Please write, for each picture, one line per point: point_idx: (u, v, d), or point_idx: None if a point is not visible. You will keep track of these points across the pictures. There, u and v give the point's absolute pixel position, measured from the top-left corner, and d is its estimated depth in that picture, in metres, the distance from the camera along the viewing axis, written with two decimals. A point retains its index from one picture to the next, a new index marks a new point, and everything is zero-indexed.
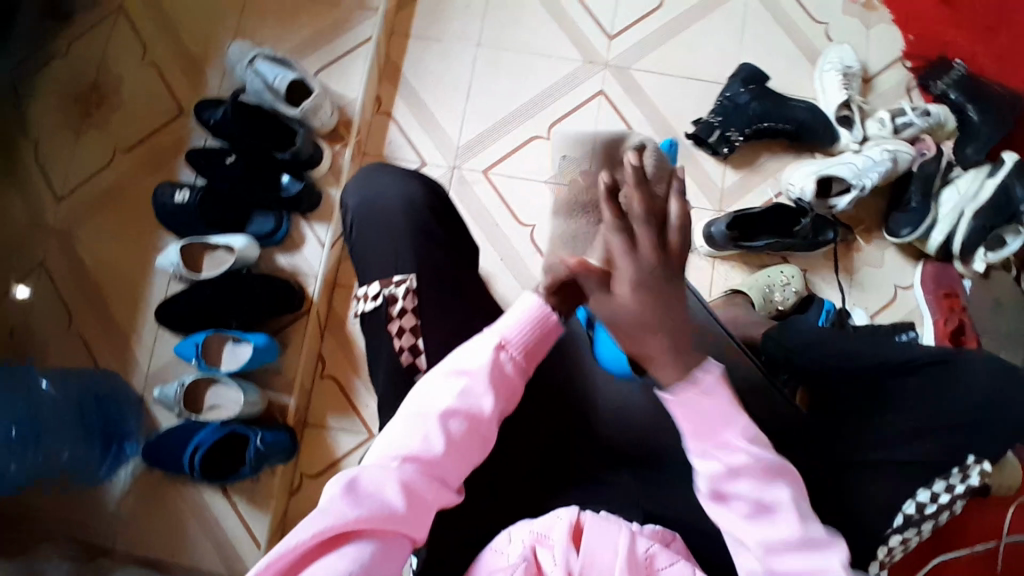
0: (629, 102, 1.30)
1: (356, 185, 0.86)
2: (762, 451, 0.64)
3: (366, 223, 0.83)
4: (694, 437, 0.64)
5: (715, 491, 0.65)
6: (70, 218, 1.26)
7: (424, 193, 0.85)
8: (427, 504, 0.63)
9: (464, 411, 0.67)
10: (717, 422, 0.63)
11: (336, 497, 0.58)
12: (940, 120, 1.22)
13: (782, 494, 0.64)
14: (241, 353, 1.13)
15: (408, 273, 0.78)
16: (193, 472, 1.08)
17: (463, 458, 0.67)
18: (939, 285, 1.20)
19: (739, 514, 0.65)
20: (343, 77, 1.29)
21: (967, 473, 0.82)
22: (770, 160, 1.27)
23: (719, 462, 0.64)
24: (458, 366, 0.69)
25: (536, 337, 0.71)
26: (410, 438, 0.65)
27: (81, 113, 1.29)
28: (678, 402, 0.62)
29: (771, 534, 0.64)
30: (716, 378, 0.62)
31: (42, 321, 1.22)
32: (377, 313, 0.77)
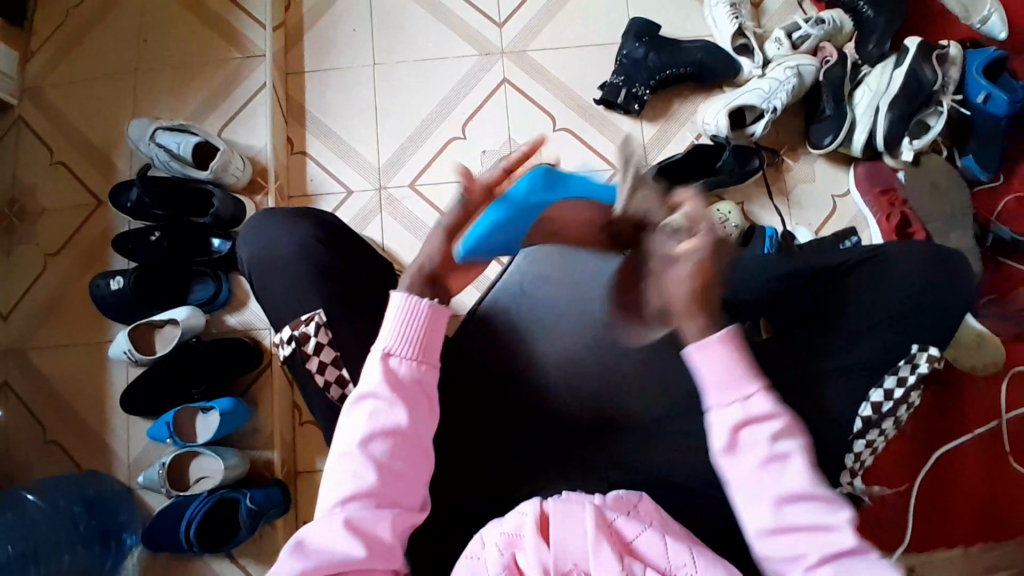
0: (534, 83, 1.31)
1: (248, 241, 0.91)
2: (771, 403, 0.66)
3: (270, 274, 0.88)
4: (714, 387, 0.67)
5: (732, 436, 0.65)
6: (20, 333, 1.25)
7: (314, 231, 0.90)
8: (382, 536, 0.63)
9: (382, 432, 0.67)
10: (736, 373, 0.66)
11: (287, 558, 0.61)
12: (836, 25, 1.23)
13: (794, 449, 0.65)
14: (212, 421, 1.12)
15: (315, 310, 0.84)
16: (193, 548, 1.07)
17: (401, 476, 0.66)
18: (875, 184, 1.20)
19: (756, 463, 0.64)
20: (249, 129, 1.29)
21: (915, 362, 0.83)
22: (681, 105, 1.28)
23: (735, 408, 0.66)
24: (360, 392, 0.69)
25: (420, 333, 0.70)
26: (343, 479, 0.65)
27: (7, 229, 1.29)
28: (703, 349, 0.67)
29: (784, 486, 0.64)
30: (728, 334, 0.68)
31: (17, 440, 1.21)
32: (294, 357, 0.83)
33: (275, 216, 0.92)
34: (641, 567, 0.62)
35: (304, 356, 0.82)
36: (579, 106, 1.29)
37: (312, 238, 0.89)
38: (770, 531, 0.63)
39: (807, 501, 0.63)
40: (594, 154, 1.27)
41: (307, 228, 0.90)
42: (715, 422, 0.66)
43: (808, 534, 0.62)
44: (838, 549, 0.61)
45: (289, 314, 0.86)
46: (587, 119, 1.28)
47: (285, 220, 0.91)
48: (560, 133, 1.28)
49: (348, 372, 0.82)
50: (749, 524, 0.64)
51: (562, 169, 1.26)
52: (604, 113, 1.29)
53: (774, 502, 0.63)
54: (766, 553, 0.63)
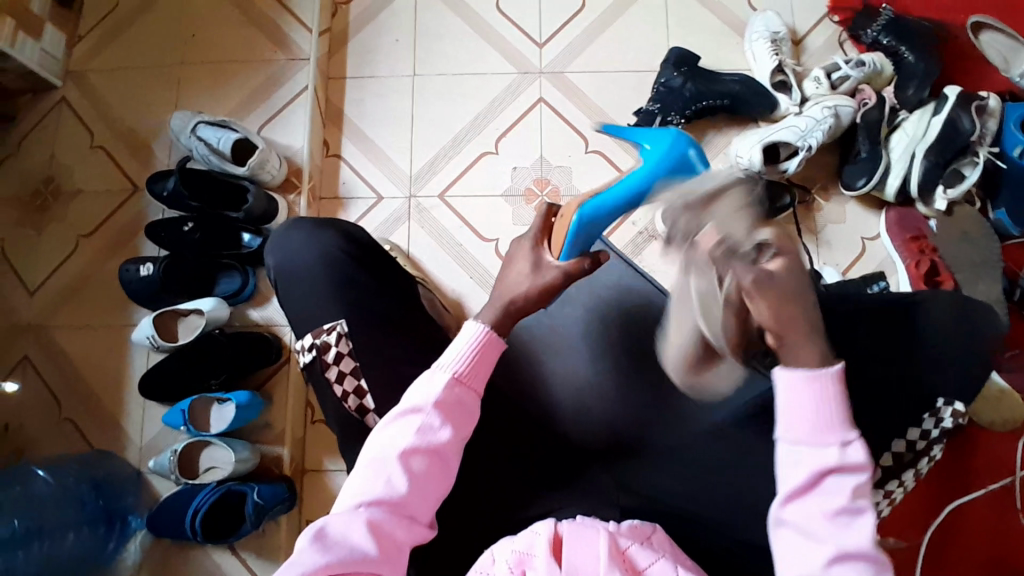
0: (569, 104, 1.32)
1: (271, 248, 0.92)
2: (865, 456, 0.61)
3: (295, 278, 0.89)
4: (809, 422, 0.61)
5: (810, 477, 0.61)
6: (46, 310, 1.28)
7: (340, 243, 0.90)
8: (398, 544, 0.64)
9: (424, 448, 0.67)
10: (833, 416, 0.61)
11: (306, 548, 0.61)
12: (875, 68, 1.23)
13: (869, 509, 0.60)
14: (227, 412, 1.14)
15: (337, 320, 0.85)
16: (197, 537, 1.08)
17: (429, 491, 0.67)
18: (905, 230, 1.19)
19: (823, 511, 0.60)
20: (287, 129, 1.32)
21: (940, 416, 0.82)
22: (715, 136, 1.29)
23: (827, 451, 0.61)
24: (409, 404, 0.69)
25: (486, 362, 0.71)
26: (374, 484, 0.66)
27: (43, 207, 1.33)
28: (806, 379, 0.61)
29: (846, 542, 0.59)
30: (835, 374, 0.61)
31: (33, 414, 1.24)
32: (314, 364, 0.84)
33: (298, 226, 0.91)
34: None
35: (323, 365, 0.83)
36: (612, 130, 1.30)
37: (337, 251, 0.89)
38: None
39: (864, 566, 0.58)
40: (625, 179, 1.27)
41: (332, 238, 0.90)
42: (792, 456, 0.62)
43: None
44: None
45: (312, 315, 0.87)
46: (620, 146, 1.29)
47: (306, 231, 0.90)
48: (593, 156, 1.29)
49: (366, 384, 0.82)
50: (790, 568, 0.61)
51: (592, 191, 1.27)
52: None
53: (828, 553, 0.59)
54: None
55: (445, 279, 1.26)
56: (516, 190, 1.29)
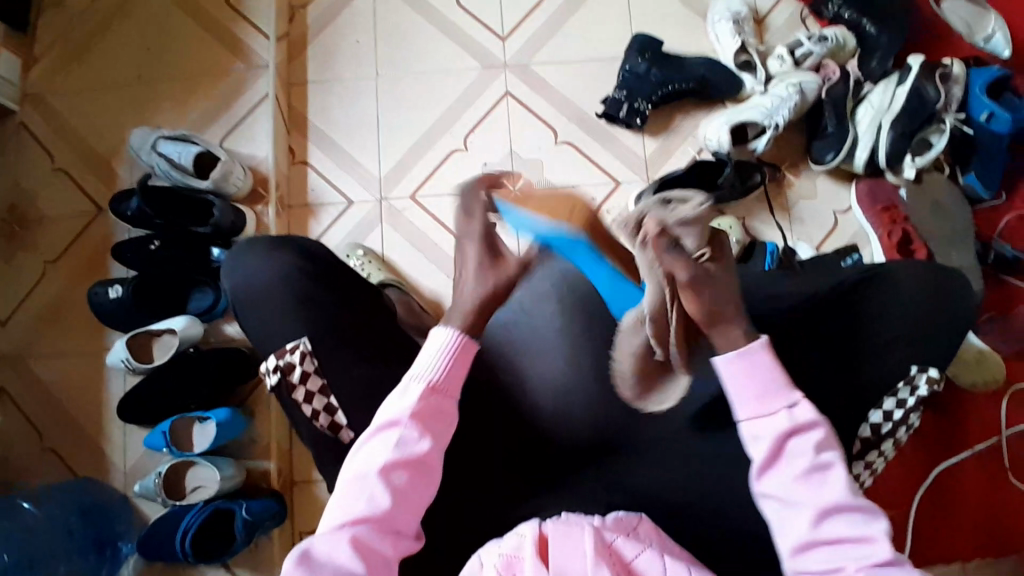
0: (536, 96, 1.31)
1: (228, 271, 0.89)
2: (812, 412, 0.68)
3: (256, 298, 0.86)
4: (754, 395, 0.68)
5: (771, 445, 0.67)
6: (18, 340, 1.25)
7: (296, 259, 0.87)
8: (386, 561, 0.64)
9: (404, 461, 0.67)
10: (775, 380, 0.68)
11: (292, 571, 0.61)
12: (838, 43, 1.23)
13: (835, 460, 0.66)
14: (209, 431, 1.12)
15: (299, 339, 0.83)
16: (188, 557, 1.07)
17: (414, 504, 0.67)
18: (876, 201, 1.20)
19: (795, 474, 0.66)
20: (251, 139, 1.29)
21: (915, 384, 0.82)
22: (684, 119, 1.28)
23: (779, 416, 0.68)
24: (387, 417, 0.69)
25: (458, 369, 0.72)
26: (356, 500, 0.66)
27: (7, 234, 1.29)
28: (743, 356, 0.68)
29: (823, 498, 0.65)
30: (763, 346, 0.69)
31: (14, 447, 1.21)
32: (280, 386, 0.82)
33: (252, 248, 0.89)
34: None
35: (290, 387, 0.82)
36: (580, 120, 1.29)
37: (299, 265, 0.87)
38: (803, 543, 0.65)
39: (847, 513, 0.64)
40: (596, 169, 1.27)
41: (287, 258, 0.87)
42: (753, 432, 0.68)
43: (843, 547, 0.63)
44: (875, 560, 0.62)
45: (281, 330, 0.85)
46: (589, 135, 1.28)
47: (261, 252, 0.87)
48: (562, 147, 1.28)
49: (336, 400, 0.81)
50: (786, 536, 0.66)
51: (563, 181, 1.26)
52: (606, 127, 1.29)
53: (811, 512, 0.65)
54: (799, 566, 0.65)
55: (422, 280, 1.25)
56: None
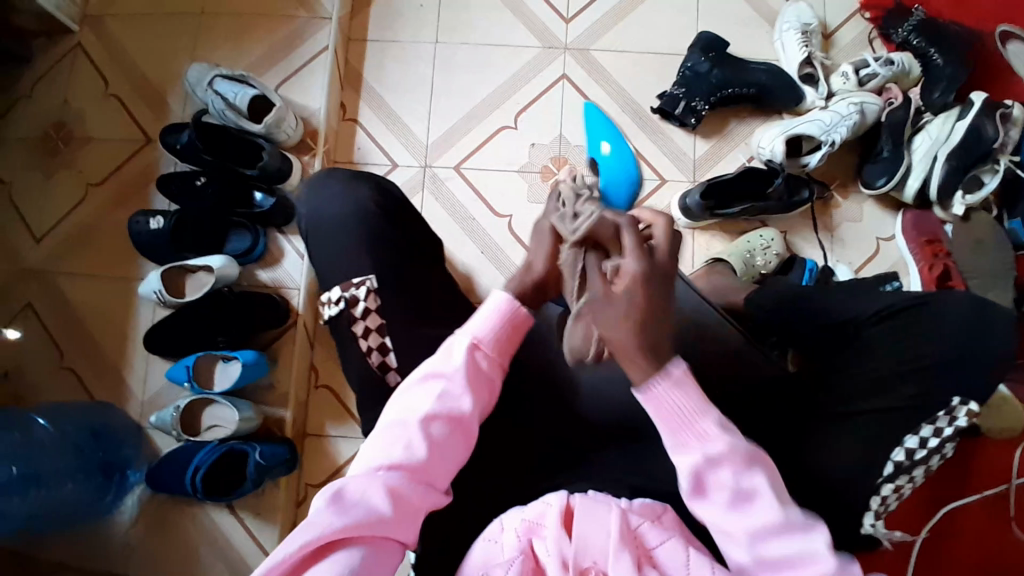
0: (593, 83, 1.30)
1: (306, 197, 0.91)
2: (727, 439, 0.64)
3: (318, 232, 0.88)
4: (667, 431, 0.65)
5: (690, 481, 0.65)
6: (50, 257, 1.26)
7: (373, 195, 0.90)
8: (415, 509, 0.64)
9: (445, 415, 0.69)
10: (689, 414, 0.64)
11: (325, 509, 0.60)
12: (904, 69, 1.22)
13: (761, 485, 0.64)
14: (232, 371, 1.13)
15: (367, 275, 0.84)
16: (195, 492, 1.09)
17: (446, 459, 0.68)
18: (920, 232, 1.18)
19: (722, 506, 0.64)
20: (305, 89, 1.29)
21: (954, 415, 0.81)
22: (738, 126, 1.27)
23: (693, 453, 0.64)
24: (431, 370, 0.71)
25: (506, 332, 0.73)
26: (394, 447, 0.66)
27: (51, 152, 1.30)
28: (647, 397, 0.64)
29: (757, 522, 0.64)
30: (679, 371, 0.64)
31: (33, 362, 1.23)
32: (340, 318, 0.83)
33: (335, 177, 0.91)
34: None
35: (351, 319, 0.83)
36: (635, 112, 1.29)
37: (367, 208, 0.88)
38: (745, 565, 0.64)
39: (785, 531, 0.63)
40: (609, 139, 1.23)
41: (355, 200, 0.89)
42: (673, 463, 0.66)
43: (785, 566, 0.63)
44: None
45: (328, 278, 0.86)
46: (641, 128, 1.28)
47: (344, 180, 0.90)
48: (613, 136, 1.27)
49: (391, 341, 0.82)
50: (731, 558, 0.65)
51: None
52: (659, 123, 1.28)
53: (747, 538, 0.64)
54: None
55: (455, 251, 1.25)
56: (533, 166, 1.27)
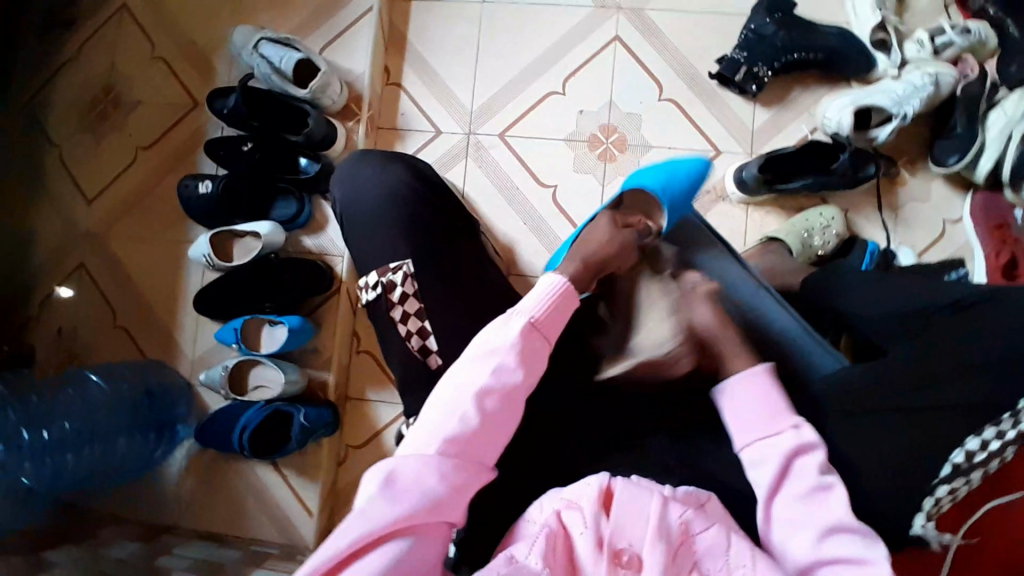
0: (648, 48, 1.24)
1: (339, 181, 0.90)
2: (815, 435, 0.72)
3: (354, 216, 0.88)
4: (758, 421, 0.74)
5: (777, 469, 0.71)
6: (102, 219, 1.30)
7: (408, 177, 0.89)
8: (465, 489, 0.66)
9: (497, 390, 0.70)
10: (778, 405, 0.75)
11: (379, 495, 0.62)
12: (980, 38, 1.12)
13: (836, 482, 0.70)
14: (278, 334, 1.15)
15: (404, 259, 0.85)
16: (244, 451, 1.13)
17: (497, 433, 0.69)
18: (988, 217, 1.11)
19: (790, 496, 0.70)
20: (349, 51, 1.27)
21: (1022, 417, 0.70)
22: (801, 94, 1.20)
23: (780, 439, 0.72)
24: (486, 346, 0.72)
25: (556, 309, 0.76)
26: (447, 421, 0.68)
27: (101, 114, 1.32)
28: (739, 380, 0.77)
29: (827, 516, 0.68)
30: (765, 369, 0.78)
31: (88, 321, 1.28)
32: (378, 302, 0.84)
33: (370, 160, 0.90)
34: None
35: (388, 304, 0.83)
36: (690, 79, 1.22)
37: (404, 182, 0.88)
38: (811, 561, 0.67)
39: (853, 535, 0.66)
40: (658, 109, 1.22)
41: (400, 172, 0.89)
42: (759, 454, 0.73)
43: (845, 566, 0.65)
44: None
45: (374, 249, 0.86)
46: (696, 96, 1.22)
47: (378, 166, 0.88)
48: (665, 105, 1.22)
49: (430, 325, 0.82)
50: (791, 553, 0.69)
51: (659, 143, 1.21)
52: (717, 89, 1.22)
53: (819, 531, 0.67)
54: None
55: (498, 222, 1.23)
56: (580, 135, 1.23)
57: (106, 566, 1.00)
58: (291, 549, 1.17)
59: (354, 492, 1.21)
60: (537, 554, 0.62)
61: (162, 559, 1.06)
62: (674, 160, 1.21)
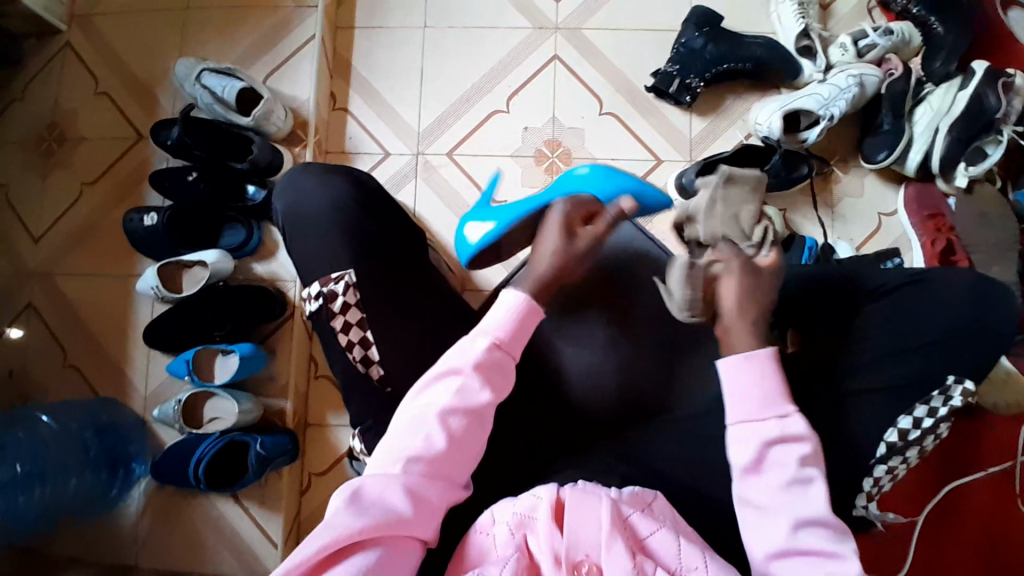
0: (585, 63, 1.27)
1: (279, 194, 0.91)
2: (803, 426, 0.69)
3: (296, 227, 0.88)
4: (749, 404, 0.70)
5: (758, 452, 0.68)
6: (51, 257, 1.28)
7: (352, 191, 0.89)
8: (433, 506, 0.65)
9: (462, 409, 0.70)
10: (772, 392, 0.70)
11: (342, 509, 0.61)
12: (904, 38, 1.18)
13: (817, 476, 0.68)
14: (230, 364, 1.14)
15: (346, 269, 0.84)
16: (199, 484, 1.10)
17: (464, 451, 0.69)
18: (923, 207, 1.16)
19: (772, 484, 0.67)
20: (293, 78, 1.28)
21: (949, 394, 0.79)
22: (735, 102, 1.24)
23: (770, 426, 0.69)
24: (449, 366, 0.72)
25: (520, 328, 0.75)
26: (413, 437, 0.68)
27: (46, 152, 1.31)
28: (744, 361, 0.71)
29: (801, 509, 0.66)
30: (769, 354, 0.72)
31: (37, 360, 1.25)
32: (319, 313, 0.83)
33: (309, 171, 0.90)
34: (653, 565, 0.63)
35: (329, 315, 0.83)
36: (628, 92, 1.26)
37: (346, 200, 0.87)
38: (778, 552, 0.65)
39: (824, 528, 0.65)
40: (600, 121, 1.25)
41: (343, 185, 0.89)
42: (741, 438, 0.70)
43: (814, 559, 0.64)
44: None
45: (316, 267, 0.86)
46: (634, 109, 1.25)
47: (318, 176, 0.89)
48: (606, 117, 1.25)
49: (372, 334, 0.83)
50: (754, 544, 0.67)
51: (602, 155, 1.24)
52: (654, 101, 1.25)
53: (790, 523, 0.65)
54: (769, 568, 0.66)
55: (450, 240, 1.24)
56: (527, 151, 1.26)
57: None
58: None
59: (318, 520, 1.18)
60: (509, 573, 0.62)
61: None
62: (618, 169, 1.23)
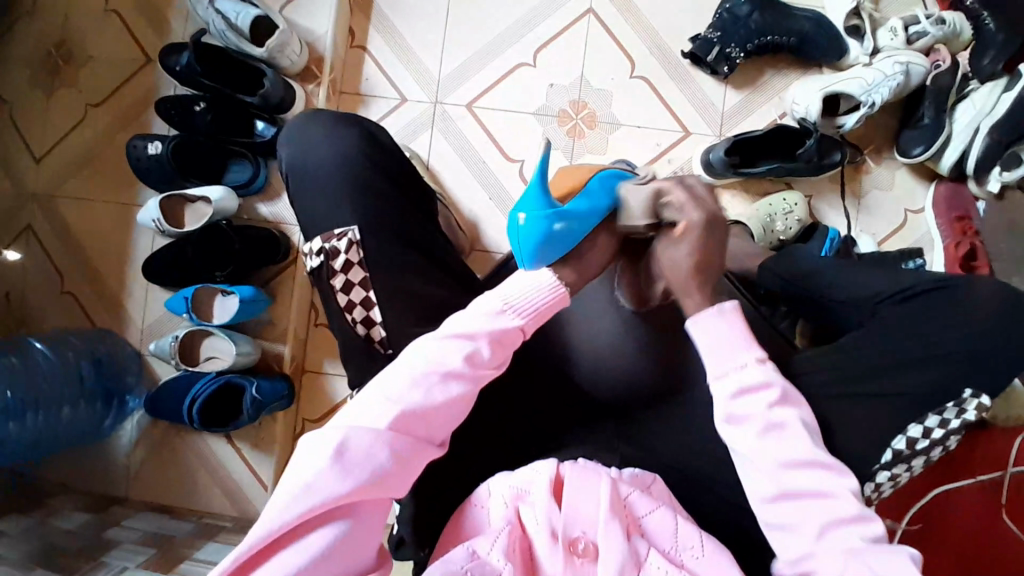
0: (621, 20, 1.20)
1: (288, 141, 0.86)
2: (771, 373, 0.67)
3: (301, 182, 0.84)
4: (712, 358, 0.69)
5: (732, 403, 0.67)
6: (50, 180, 1.23)
7: (360, 144, 0.85)
8: (411, 467, 0.63)
9: (466, 376, 0.67)
10: (737, 338, 0.69)
11: (326, 468, 0.58)
12: (954, 30, 1.11)
13: (795, 420, 0.66)
14: (230, 304, 1.11)
15: (350, 226, 0.81)
16: (193, 422, 1.09)
17: (455, 416, 0.67)
18: (952, 208, 1.12)
19: (755, 433, 0.66)
20: (311, 10, 1.21)
21: (964, 406, 0.77)
22: (774, 77, 1.18)
23: (731, 379, 0.68)
24: (462, 329, 0.68)
25: (547, 309, 0.71)
26: (413, 393, 0.65)
27: (49, 68, 1.25)
28: (695, 321, 0.70)
29: (786, 452, 0.65)
30: (735, 307, 0.70)
31: (34, 284, 1.22)
32: (321, 270, 0.80)
33: (319, 121, 0.86)
34: (645, 546, 0.62)
35: (330, 273, 0.80)
36: (664, 56, 1.19)
37: (355, 151, 0.85)
38: (774, 496, 0.64)
39: (813, 467, 0.64)
40: (630, 85, 1.19)
41: (351, 137, 0.86)
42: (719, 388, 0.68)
43: (808, 500, 0.63)
44: (841, 517, 0.61)
45: (327, 218, 0.82)
46: (668, 75, 1.19)
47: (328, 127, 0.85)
48: (636, 81, 1.19)
49: (375, 295, 0.80)
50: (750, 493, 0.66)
51: (629, 121, 1.19)
52: (689, 69, 1.19)
53: (776, 466, 0.65)
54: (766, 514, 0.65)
55: (461, 197, 1.20)
56: (550, 110, 1.20)
57: (55, 539, 0.98)
58: (245, 522, 1.15)
59: None
60: (499, 550, 0.61)
61: (113, 531, 1.03)
62: (644, 138, 1.19)
